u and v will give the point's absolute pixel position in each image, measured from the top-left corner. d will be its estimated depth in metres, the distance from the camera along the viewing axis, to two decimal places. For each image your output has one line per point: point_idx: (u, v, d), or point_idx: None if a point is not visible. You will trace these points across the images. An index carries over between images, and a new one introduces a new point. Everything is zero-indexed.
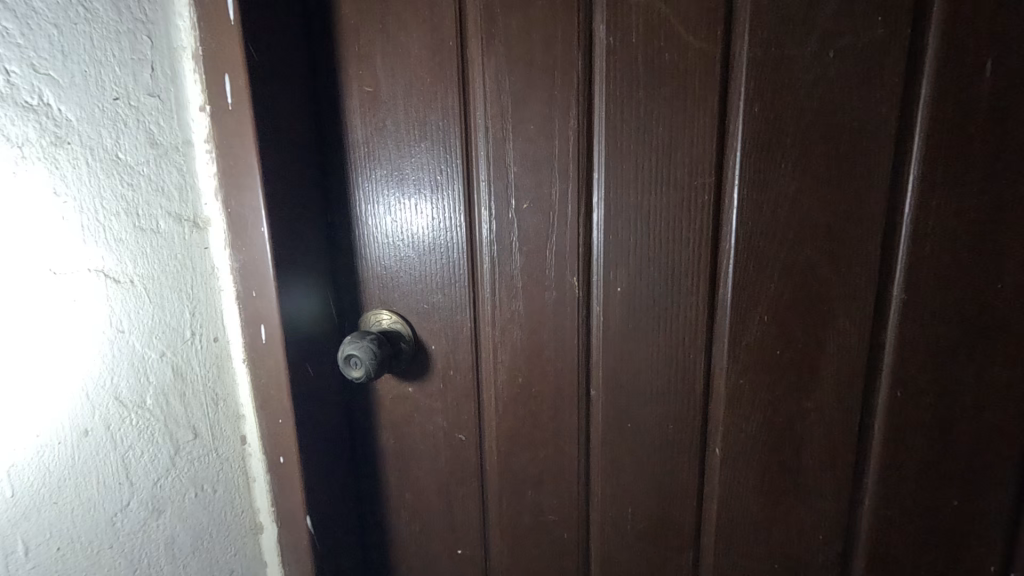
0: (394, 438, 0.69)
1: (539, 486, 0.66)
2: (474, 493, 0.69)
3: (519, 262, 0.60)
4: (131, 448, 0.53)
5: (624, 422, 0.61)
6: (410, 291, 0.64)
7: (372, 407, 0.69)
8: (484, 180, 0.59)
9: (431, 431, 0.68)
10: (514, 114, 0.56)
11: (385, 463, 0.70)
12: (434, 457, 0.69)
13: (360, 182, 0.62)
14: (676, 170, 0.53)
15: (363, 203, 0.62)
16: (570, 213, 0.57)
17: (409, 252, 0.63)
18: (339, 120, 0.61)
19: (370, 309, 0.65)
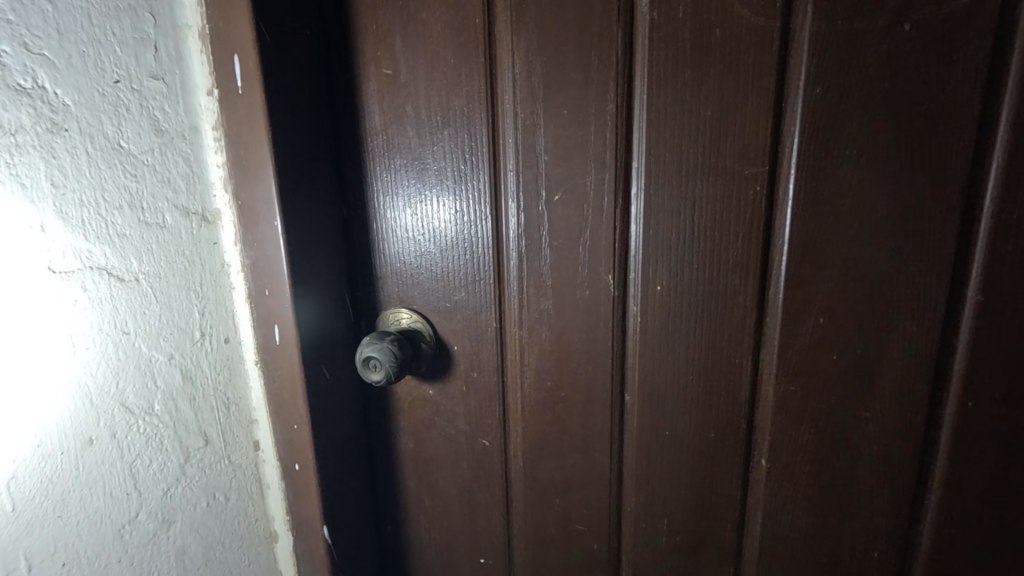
0: (414, 443, 0.66)
1: (567, 495, 0.63)
2: (498, 501, 0.65)
3: (549, 258, 0.56)
4: (138, 457, 0.49)
5: (662, 429, 0.57)
6: (432, 289, 0.60)
7: (391, 410, 0.65)
8: (512, 170, 0.55)
9: (452, 436, 0.64)
10: (546, 98, 0.52)
11: (404, 469, 0.67)
12: (455, 463, 0.65)
13: (378, 172, 0.58)
14: (725, 159, 0.48)
15: (382, 194, 0.58)
16: (606, 206, 0.53)
17: (430, 247, 0.59)
18: (356, 105, 0.56)
19: (388, 308, 0.62)
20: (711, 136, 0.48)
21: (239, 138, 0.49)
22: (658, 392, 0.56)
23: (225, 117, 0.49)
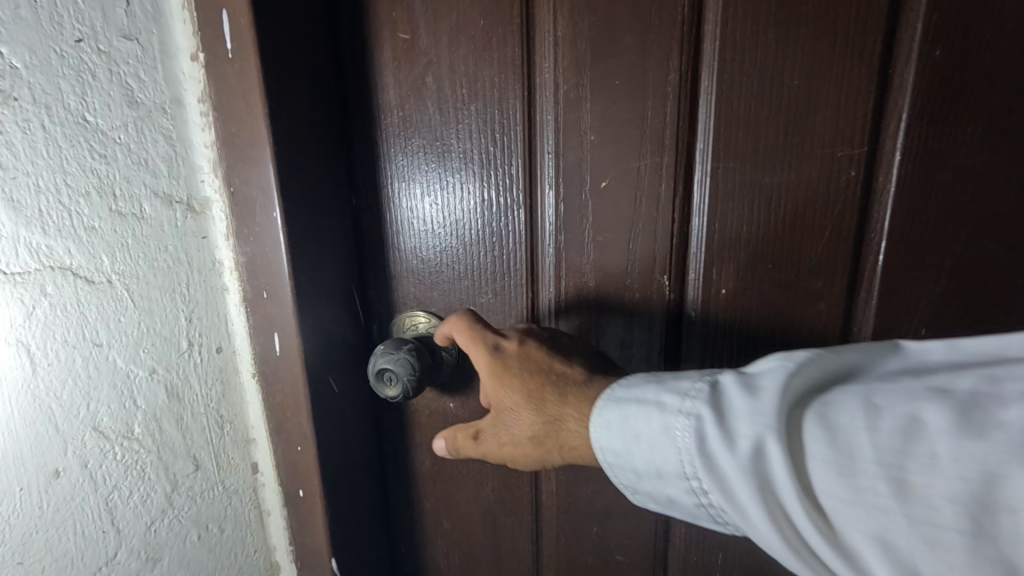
0: (432, 461, 0.58)
1: (606, 521, 0.56)
2: (526, 525, 0.58)
3: (592, 256, 0.48)
4: (116, 488, 0.42)
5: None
6: (454, 290, 0.52)
7: (407, 425, 0.58)
8: (550, 152, 0.46)
9: (476, 454, 0.57)
10: (594, 66, 0.44)
11: (420, 489, 0.60)
12: (478, 483, 0.58)
13: (393, 154, 0.49)
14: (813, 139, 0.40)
15: (397, 181, 0.50)
16: (663, 194, 0.45)
17: (452, 242, 0.51)
18: (366, 75, 0.48)
19: (402, 312, 0.53)
20: (796, 113, 0.40)
21: (231, 111, 0.41)
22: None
23: (214, 87, 0.41)
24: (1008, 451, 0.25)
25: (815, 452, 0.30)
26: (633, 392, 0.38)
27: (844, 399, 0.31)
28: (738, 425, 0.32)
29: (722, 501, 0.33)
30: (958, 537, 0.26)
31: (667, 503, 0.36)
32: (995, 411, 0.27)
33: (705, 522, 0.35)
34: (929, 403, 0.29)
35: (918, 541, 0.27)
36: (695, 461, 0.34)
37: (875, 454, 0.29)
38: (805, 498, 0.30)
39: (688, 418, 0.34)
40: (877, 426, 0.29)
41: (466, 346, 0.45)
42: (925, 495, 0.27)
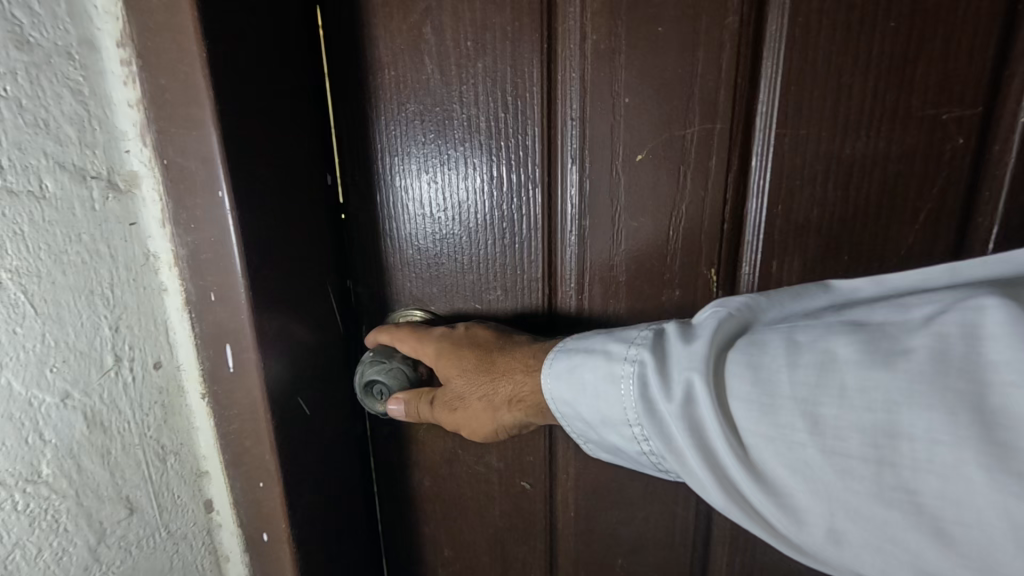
0: (431, 482, 0.51)
1: (633, 555, 0.48)
2: (540, 557, 0.50)
3: (625, 244, 0.40)
4: (21, 552, 0.32)
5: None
6: (457, 285, 0.44)
7: (402, 441, 0.50)
8: (573, 119, 0.38)
9: (482, 475, 0.49)
10: (632, 8, 0.35)
11: (418, 513, 0.52)
12: (485, 508, 0.50)
13: (383, 123, 0.40)
14: (909, 98, 0.32)
15: (388, 155, 0.41)
16: (714, 171, 0.36)
17: (455, 230, 0.42)
18: (349, 25, 0.39)
19: (397, 309, 0.45)
20: (891, 65, 0.32)
21: (164, 61, 0.32)
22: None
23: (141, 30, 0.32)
24: (911, 381, 0.22)
25: (736, 391, 0.27)
26: (584, 344, 0.34)
27: (767, 333, 0.27)
28: (674, 371, 0.29)
29: (656, 447, 0.30)
30: (870, 470, 0.23)
31: (614, 450, 0.33)
32: (910, 336, 0.24)
33: (650, 468, 0.32)
34: (840, 333, 0.25)
35: (831, 476, 0.24)
36: (633, 409, 0.30)
37: (794, 392, 0.25)
38: (734, 442, 0.26)
39: (632, 366, 0.31)
40: (797, 361, 0.25)
41: (401, 333, 0.41)
42: (839, 429, 0.23)
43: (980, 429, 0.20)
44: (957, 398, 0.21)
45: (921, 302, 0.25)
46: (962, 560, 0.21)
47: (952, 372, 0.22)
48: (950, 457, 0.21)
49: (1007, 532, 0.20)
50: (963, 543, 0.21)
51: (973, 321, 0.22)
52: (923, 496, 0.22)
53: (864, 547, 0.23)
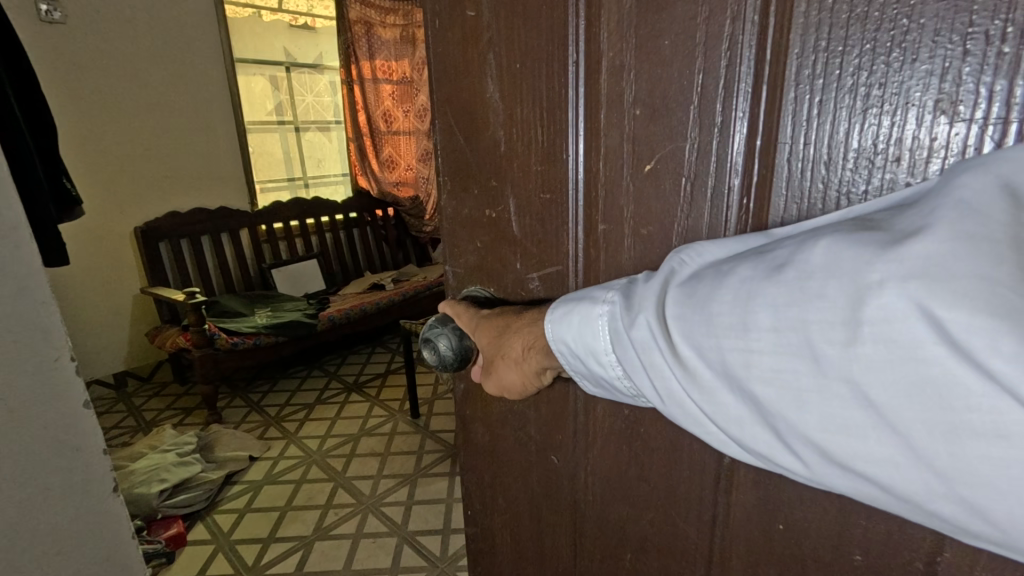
0: (487, 436, 0.59)
1: (642, 551, 0.49)
2: (568, 530, 0.55)
3: (633, 251, 0.41)
4: None
5: (773, 525, 0.39)
6: (502, 274, 0.49)
7: (476, 395, 0.59)
8: (589, 132, 0.40)
9: (524, 442, 0.55)
10: (646, 32, 0.36)
11: (479, 459, 0.61)
12: (526, 471, 0.56)
13: (468, 133, 0.48)
14: (938, 86, 0.27)
15: (459, 159, 0.49)
16: (717, 190, 0.36)
17: (501, 224, 0.48)
18: (439, 58, 0.48)
19: (462, 285, 0.54)
20: (911, 60, 0.27)
21: None
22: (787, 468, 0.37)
23: None
24: (780, 287, 0.29)
25: (672, 313, 0.34)
26: (581, 293, 0.42)
27: (705, 272, 0.34)
28: (638, 301, 0.37)
29: (626, 366, 0.38)
30: (754, 358, 0.30)
31: (601, 382, 0.42)
32: (790, 255, 0.30)
33: (629, 393, 0.41)
34: (751, 262, 0.32)
35: (735, 364, 0.31)
36: (609, 338, 0.39)
37: (713, 309, 0.32)
38: (667, 346, 0.34)
39: (607, 305, 0.39)
40: (717, 292, 0.32)
41: (459, 310, 0.50)
42: (742, 334, 0.30)
43: (823, 315, 0.27)
44: (807, 296, 0.28)
45: (808, 230, 0.31)
46: (814, 420, 0.28)
47: (810, 278, 0.28)
48: (804, 340, 0.28)
49: (850, 394, 0.26)
50: (810, 407, 0.28)
51: (827, 241, 0.28)
52: (782, 375, 0.29)
53: (759, 417, 0.31)
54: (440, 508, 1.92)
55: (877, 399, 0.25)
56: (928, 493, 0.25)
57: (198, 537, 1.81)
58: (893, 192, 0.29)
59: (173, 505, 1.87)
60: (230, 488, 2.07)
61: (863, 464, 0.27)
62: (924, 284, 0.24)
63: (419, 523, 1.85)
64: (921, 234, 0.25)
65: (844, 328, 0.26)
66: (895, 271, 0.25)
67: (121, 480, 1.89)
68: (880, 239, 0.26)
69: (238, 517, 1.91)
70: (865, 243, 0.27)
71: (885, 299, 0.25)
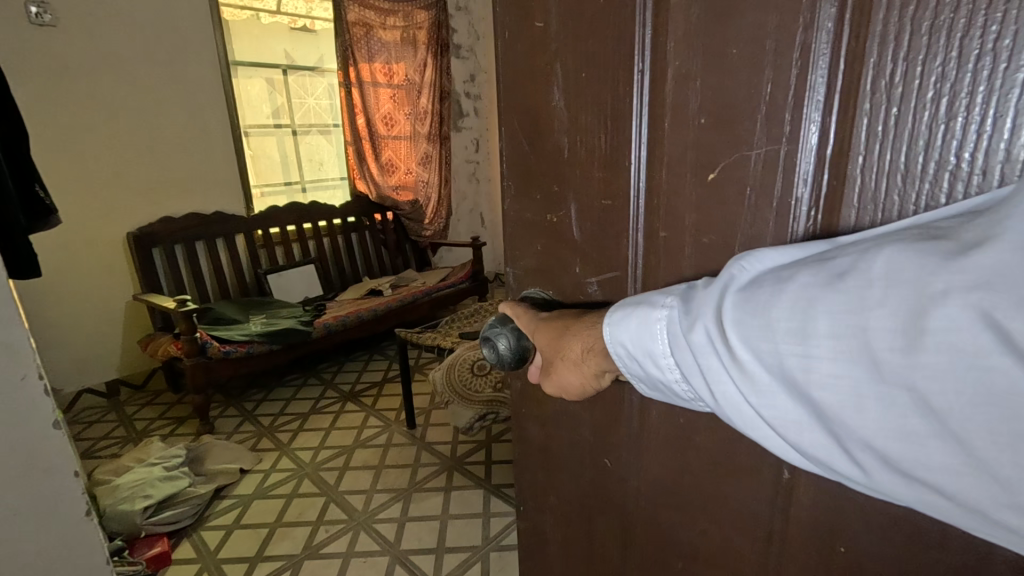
0: (540, 434, 0.60)
1: (693, 560, 0.49)
2: (617, 534, 0.55)
3: (695, 260, 0.41)
4: None
5: (834, 546, 0.39)
6: (560, 277, 0.50)
7: (532, 393, 0.59)
8: (653, 141, 0.41)
9: (576, 442, 0.56)
10: (715, 43, 0.36)
11: (531, 457, 0.62)
12: (577, 471, 0.57)
13: (534, 140, 0.48)
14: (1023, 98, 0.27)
15: (521, 165, 0.50)
16: (785, 200, 0.36)
17: (561, 229, 0.49)
18: (506, 67, 0.49)
19: (520, 285, 0.55)
20: (1013, 65, 0.27)
21: None
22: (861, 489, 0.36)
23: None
24: (843, 296, 0.30)
25: (731, 318, 0.35)
26: (641, 297, 0.42)
27: (765, 279, 0.35)
28: (698, 307, 0.38)
29: (685, 370, 0.39)
30: (814, 364, 0.31)
31: (656, 385, 0.42)
32: (853, 263, 0.31)
33: (684, 397, 0.41)
34: (814, 269, 0.32)
35: (796, 368, 0.32)
36: (667, 342, 0.39)
37: (774, 315, 0.33)
38: (727, 350, 0.35)
39: (666, 310, 0.40)
40: (779, 298, 0.33)
41: (518, 311, 0.50)
42: (807, 340, 0.31)
43: (887, 322, 0.28)
44: (871, 304, 0.29)
45: (870, 239, 0.32)
46: (879, 427, 0.29)
47: (874, 286, 0.29)
48: (871, 346, 0.29)
49: (909, 400, 0.27)
50: (869, 412, 0.29)
51: (890, 250, 0.29)
52: (841, 380, 0.30)
53: (820, 421, 0.32)
54: (434, 525, 1.89)
55: (939, 404, 0.26)
56: (990, 503, 0.26)
57: (182, 556, 1.78)
58: (965, 201, 0.29)
59: (157, 522, 1.84)
60: (219, 502, 2.05)
61: (922, 470, 0.28)
62: (992, 295, 0.25)
63: (412, 540, 1.82)
64: (988, 247, 0.26)
65: (910, 334, 0.27)
66: (961, 283, 0.26)
67: (106, 495, 1.86)
68: (943, 250, 0.27)
69: (226, 534, 1.88)
70: (930, 253, 0.28)
71: (949, 309, 0.26)
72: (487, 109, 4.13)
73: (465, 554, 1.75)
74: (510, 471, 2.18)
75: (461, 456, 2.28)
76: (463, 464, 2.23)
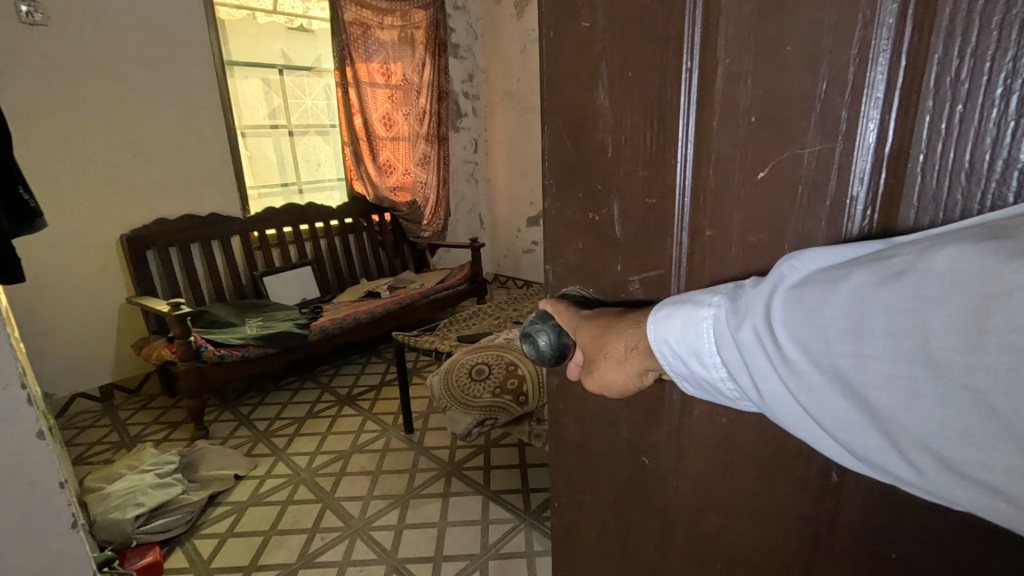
0: (576, 432, 0.60)
1: (733, 562, 0.48)
2: (653, 535, 0.55)
3: (744, 260, 0.40)
4: None
5: (884, 551, 0.38)
6: (601, 276, 0.50)
7: (569, 390, 0.59)
8: (702, 139, 0.40)
9: (614, 441, 0.56)
10: (768, 40, 0.35)
11: (567, 454, 0.62)
12: (614, 471, 0.57)
13: (576, 139, 0.48)
14: None
15: (563, 163, 0.50)
16: (840, 200, 0.35)
17: (604, 228, 0.48)
18: (550, 66, 0.49)
19: (559, 283, 0.54)
20: None
21: None
22: (915, 497, 0.35)
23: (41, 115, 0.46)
24: (900, 294, 0.29)
25: (782, 317, 0.34)
26: (688, 295, 0.42)
27: (816, 278, 0.34)
28: (747, 306, 0.37)
29: (732, 368, 0.38)
30: (868, 363, 0.30)
31: (702, 385, 0.41)
32: (910, 261, 0.29)
33: (730, 397, 0.40)
34: (869, 267, 0.31)
35: (848, 368, 0.31)
36: (714, 340, 0.39)
37: (826, 313, 0.32)
38: (777, 349, 0.34)
39: (713, 308, 0.39)
40: (830, 297, 0.32)
41: (559, 308, 0.50)
42: (862, 339, 0.30)
43: (948, 321, 0.27)
44: (930, 303, 0.28)
45: (931, 236, 0.30)
46: (938, 428, 0.28)
47: (933, 284, 0.28)
48: (931, 346, 0.28)
49: (972, 401, 0.26)
50: (926, 413, 0.28)
51: (952, 247, 0.28)
52: (895, 381, 0.29)
53: (874, 423, 0.31)
54: (431, 532, 1.86)
55: (1005, 406, 0.25)
56: None
57: (174, 565, 1.75)
58: None
59: (149, 531, 1.81)
60: (212, 510, 2.02)
61: (983, 472, 0.27)
62: None
63: (409, 549, 1.79)
64: None
65: (975, 334, 0.26)
66: None
67: (96, 503, 1.83)
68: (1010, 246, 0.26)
69: (219, 542, 1.85)
70: (995, 250, 0.26)
71: (1016, 308, 0.25)
72: (485, 109, 4.10)
73: (463, 562, 1.73)
74: (510, 476, 2.16)
75: (460, 461, 2.27)
76: (462, 469, 2.21)
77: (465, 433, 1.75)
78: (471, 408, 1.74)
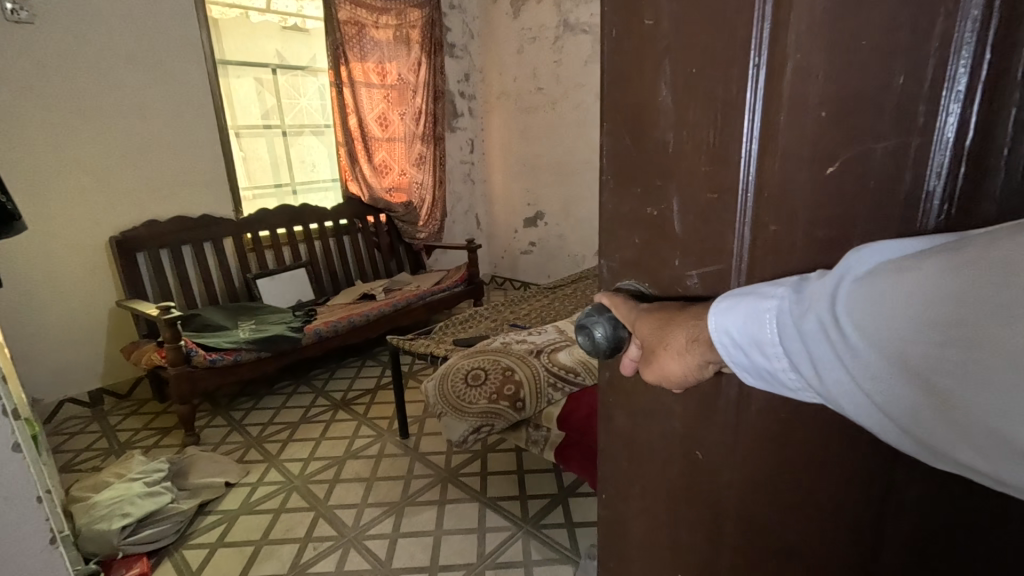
0: (622, 429, 0.59)
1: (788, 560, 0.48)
2: (702, 532, 0.54)
3: (814, 255, 0.39)
4: None
5: (952, 554, 0.38)
6: (656, 270, 0.49)
7: (617, 384, 0.58)
8: (768, 134, 0.39)
9: (662, 438, 0.55)
10: (842, 34, 0.35)
11: (612, 450, 0.62)
12: (662, 467, 0.56)
13: (635, 132, 0.47)
14: None
15: (619, 158, 0.50)
16: (916, 195, 0.34)
17: (661, 222, 0.47)
18: (609, 61, 0.48)
19: (612, 277, 0.54)
20: None
21: None
22: (992, 500, 0.35)
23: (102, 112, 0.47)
24: (979, 281, 0.28)
25: (851, 306, 0.33)
26: (750, 286, 0.41)
27: (887, 266, 0.32)
28: (812, 296, 0.36)
29: (796, 359, 0.37)
30: (947, 353, 0.29)
31: (764, 377, 0.41)
32: (990, 247, 0.28)
33: (794, 389, 0.39)
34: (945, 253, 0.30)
35: (924, 357, 0.30)
36: (778, 331, 0.38)
37: (900, 302, 0.31)
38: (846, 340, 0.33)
39: (778, 299, 0.38)
40: (903, 285, 0.31)
41: (616, 300, 0.50)
42: (938, 328, 0.29)
43: None
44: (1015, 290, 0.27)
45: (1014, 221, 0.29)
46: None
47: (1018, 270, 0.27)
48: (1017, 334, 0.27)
49: None
50: (1012, 404, 0.27)
51: None
52: (969, 368, 0.28)
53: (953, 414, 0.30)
54: (427, 541, 1.84)
55: None
56: None
57: None
58: None
59: (138, 541, 1.77)
60: (203, 518, 1.98)
61: None
62: None
63: (404, 559, 1.76)
64: None
65: None
66: None
67: (82, 513, 1.78)
68: None
69: (210, 552, 1.81)
70: None
71: None
72: (482, 109, 4.08)
73: (460, 572, 1.71)
74: (509, 483, 2.13)
75: (455, 468, 2.24)
76: (457, 476, 2.18)
77: (461, 441, 1.71)
78: (466, 414, 1.71)
